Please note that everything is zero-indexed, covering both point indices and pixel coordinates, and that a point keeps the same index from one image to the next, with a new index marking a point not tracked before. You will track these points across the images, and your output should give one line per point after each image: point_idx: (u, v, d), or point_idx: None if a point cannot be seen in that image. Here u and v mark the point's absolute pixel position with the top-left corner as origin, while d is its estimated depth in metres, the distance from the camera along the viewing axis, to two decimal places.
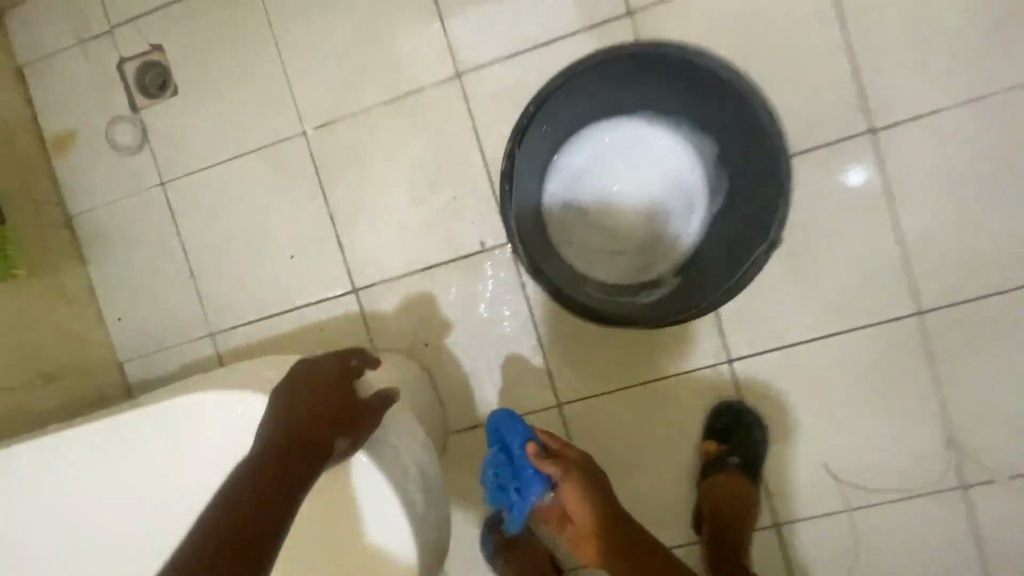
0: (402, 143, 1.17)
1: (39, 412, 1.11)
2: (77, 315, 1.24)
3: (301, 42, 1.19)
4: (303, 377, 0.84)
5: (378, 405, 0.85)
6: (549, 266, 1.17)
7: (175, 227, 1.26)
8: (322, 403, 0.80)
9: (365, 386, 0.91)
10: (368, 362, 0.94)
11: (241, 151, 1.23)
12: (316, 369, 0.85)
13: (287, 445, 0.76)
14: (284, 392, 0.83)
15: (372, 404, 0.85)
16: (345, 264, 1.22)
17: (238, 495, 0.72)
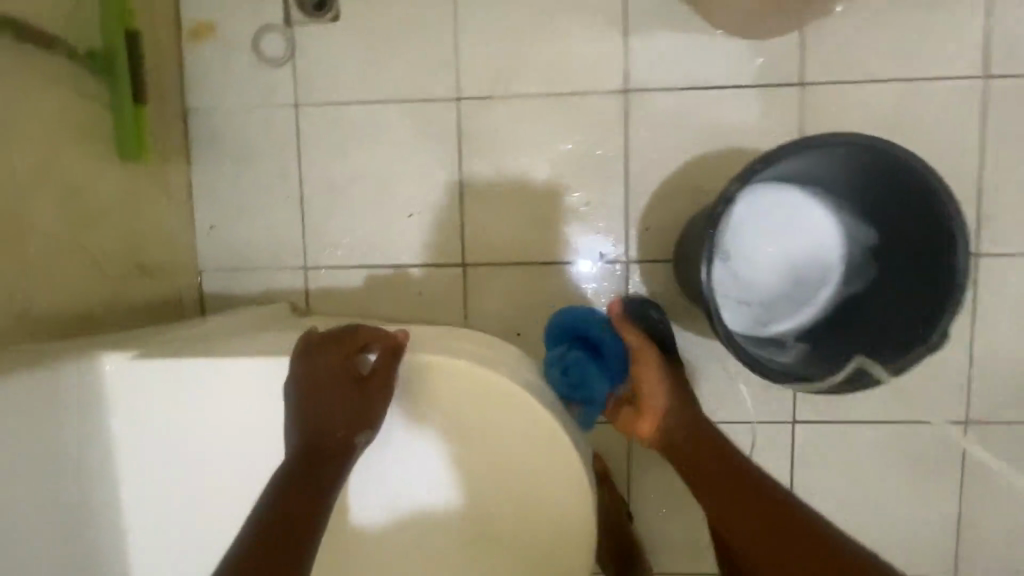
0: (552, 140, 1.20)
1: (133, 304, 1.06)
2: (175, 213, 1.19)
3: (481, 9, 1.18)
4: (303, 377, 0.77)
5: (383, 372, 0.78)
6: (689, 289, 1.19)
7: (298, 153, 1.23)
8: (340, 407, 0.76)
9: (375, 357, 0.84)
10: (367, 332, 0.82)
11: (390, 98, 1.21)
12: (317, 364, 0.78)
13: (311, 452, 0.75)
14: (291, 392, 0.77)
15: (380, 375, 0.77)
16: (462, 236, 1.24)
17: (272, 505, 0.72)
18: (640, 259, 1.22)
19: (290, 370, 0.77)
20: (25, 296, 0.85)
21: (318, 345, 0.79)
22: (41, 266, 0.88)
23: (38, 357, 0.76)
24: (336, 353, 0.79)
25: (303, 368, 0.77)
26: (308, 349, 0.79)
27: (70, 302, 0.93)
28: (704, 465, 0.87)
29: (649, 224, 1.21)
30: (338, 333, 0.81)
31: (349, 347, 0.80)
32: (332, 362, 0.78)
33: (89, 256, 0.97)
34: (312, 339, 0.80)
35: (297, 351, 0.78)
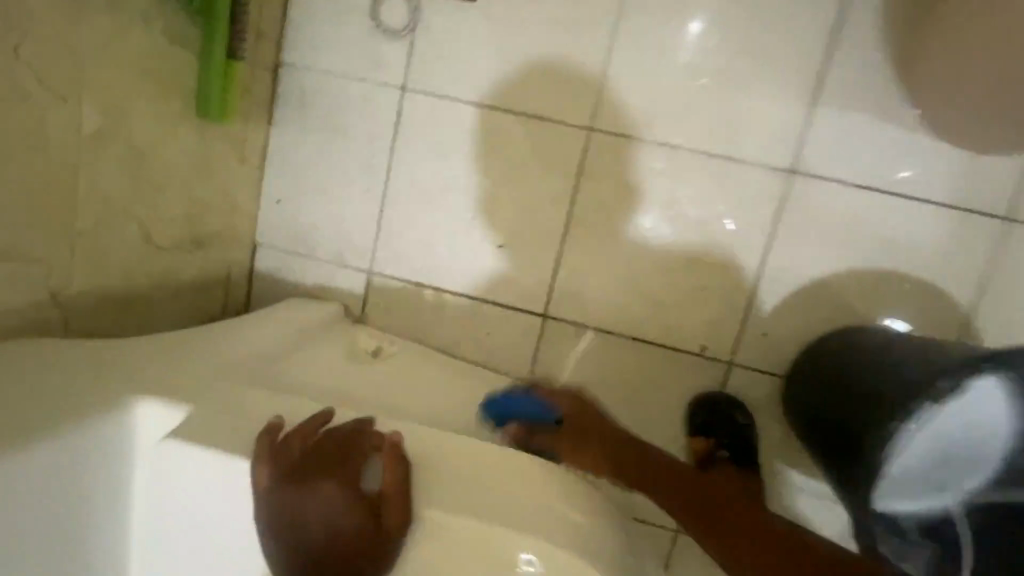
0: (682, 205, 1.02)
1: (179, 283, 0.94)
2: (243, 178, 1.06)
3: (643, 33, 0.99)
4: (287, 507, 0.59)
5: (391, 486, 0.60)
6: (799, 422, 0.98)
7: (392, 142, 1.08)
8: (346, 539, 0.58)
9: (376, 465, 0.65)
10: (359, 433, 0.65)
11: (511, 108, 1.05)
12: (304, 486, 0.60)
13: None
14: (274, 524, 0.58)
15: (396, 494, 0.60)
16: (551, 283, 1.08)
17: None
18: (747, 365, 1.05)
19: (263, 506, 0.59)
20: (66, 276, 0.73)
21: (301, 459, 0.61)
22: (90, 241, 0.76)
23: (64, 373, 0.64)
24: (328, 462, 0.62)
25: (292, 489, 0.59)
26: (285, 460, 0.61)
27: (111, 275, 0.80)
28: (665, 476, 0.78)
29: (769, 329, 1.03)
30: (319, 442, 0.63)
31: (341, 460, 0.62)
32: (327, 479, 0.60)
33: (144, 227, 0.84)
34: (289, 445, 0.62)
35: (273, 467, 0.60)
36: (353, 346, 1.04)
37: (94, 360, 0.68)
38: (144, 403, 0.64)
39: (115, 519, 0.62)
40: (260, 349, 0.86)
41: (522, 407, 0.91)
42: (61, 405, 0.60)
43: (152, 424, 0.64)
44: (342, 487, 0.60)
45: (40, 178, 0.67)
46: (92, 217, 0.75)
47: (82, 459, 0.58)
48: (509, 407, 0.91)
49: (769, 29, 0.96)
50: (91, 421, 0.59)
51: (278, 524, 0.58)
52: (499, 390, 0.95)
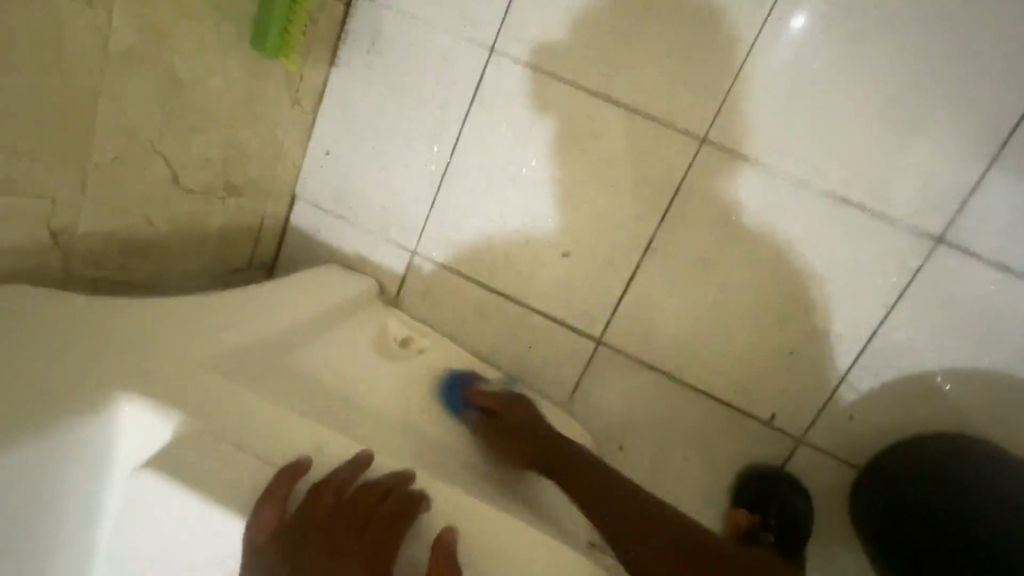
0: (790, 252, 0.86)
1: (203, 232, 0.83)
2: (293, 122, 0.93)
3: (798, 36, 0.81)
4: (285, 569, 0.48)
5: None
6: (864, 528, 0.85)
7: (465, 110, 0.93)
8: None
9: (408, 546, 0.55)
10: (403, 497, 0.57)
11: (614, 98, 0.88)
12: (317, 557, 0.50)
13: None
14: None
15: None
16: (613, 307, 0.94)
17: None
18: (818, 447, 0.91)
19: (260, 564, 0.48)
20: (72, 215, 0.62)
21: (330, 513, 0.53)
22: (106, 177, 0.64)
23: (49, 340, 0.54)
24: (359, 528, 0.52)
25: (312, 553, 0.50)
26: (312, 512, 0.52)
27: (130, 217, 0.70)
28: (548, 454, 0.78)
29: (856, 413, 0.89)
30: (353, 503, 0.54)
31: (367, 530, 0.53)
32: (356, 550, 0.51)
33: (171, 167, 0.73)
34: (320, 493, 0.54)
35: (288, 517, 0.51)
36: (381, 334, 0.93)
37: (88, 327, 0.58)
38: (126, 398, 0.53)
39: (78, 534, 0.52)
40: (280, 331, 0.76)
41: (453, 398, 0.89)
42: (34, 385, 0.50)
43: (133, 426, 0.54)
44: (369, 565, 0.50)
45: (57, 99, 0.55)
46: (112, 150, 0.64)
47: (42, 466, 0.48)
48: (455, 399, 0.89)
49: (956, 59, 0.77)
50: (55, 422, 0.48)
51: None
52: (462, 372, 0.93)
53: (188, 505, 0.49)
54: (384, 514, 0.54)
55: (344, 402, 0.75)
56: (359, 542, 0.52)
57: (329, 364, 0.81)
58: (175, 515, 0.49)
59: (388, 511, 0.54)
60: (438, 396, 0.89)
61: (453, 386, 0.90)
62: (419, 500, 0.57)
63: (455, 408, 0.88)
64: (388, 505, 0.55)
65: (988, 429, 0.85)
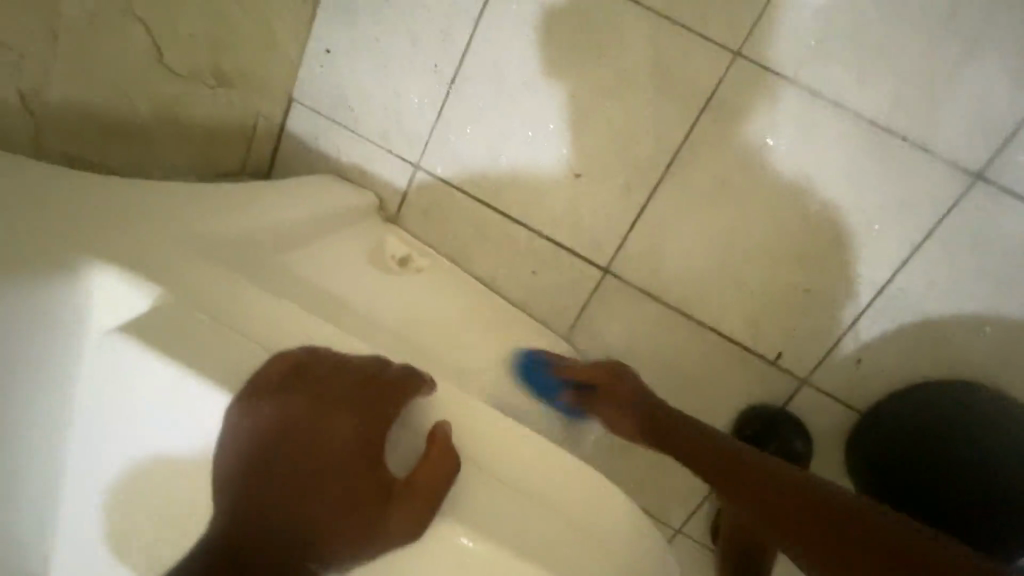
0: (817, 183, 0.81)
1: (190, 122, 0.77)
2: (290, 11, 0.85)
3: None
4: (278, 432, 0.45)
5: (426, 474, 0.46)
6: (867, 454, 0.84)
7: (480, 10, 0.85)
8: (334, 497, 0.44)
9: (404, 432, 0.51)
10: (409, 380, 0.52)
11: (643, 2, 0.81)
12: (312, 424, 0.46)
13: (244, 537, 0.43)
14: (248, 439, 0.45)
15: (423, 480, 0.46)
16: (624, 236, 0.90)
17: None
18: (821, 388, 0.89)
19: (245, 425, 0.45)
20: (42, 77, 0.56)
21: (324, 384, 0.49)
22: (80, 38, 0.58)
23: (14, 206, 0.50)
24: (352, 397, 0.48)
25: (301, 410, 0.46)
26: (308, 374, 0.49)
27: (107, 90, 0.64)
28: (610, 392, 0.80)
29: (864, 356, 0.86)
30: (354, 379, 0.50)
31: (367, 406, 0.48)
32: (346, 417, 0.47)
33: (153, 39, 0.66)
34: (320, 359, 0.51)
35: (284, 372, 0.48)
36: (379, 248, 0.89)
37: (57, 198, 0.53)
38: (97, 266, 0.49)
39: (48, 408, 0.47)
40: (271, 229, 0.71)
41: (541, 380, 0.84)
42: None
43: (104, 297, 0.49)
44: (357, 440, 0.46)
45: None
46: (86, 6, 0.57)
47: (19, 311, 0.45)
48: (538, 376, 0.85)
49: None
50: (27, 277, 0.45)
51: (254, 447, 0.45)
52: (540, 351, 0.88)
53: (163, 383, 0.45)
54: (384, 392, 0.50)
55: (339, 306, 0.71)
56: (348, 412, 0.47)
57: (326, 269, 0.77)
58: (151, 395, 0.46)
59: (387, 391, 0.50)
60: (516, 374, 0.84)
61: (532, 362, 0.86)
62: (422, 388, 0.53)
63: (546, 392, 0.83)
64: (384, 384, 0.50)
65: (1002, 380, 0.82)
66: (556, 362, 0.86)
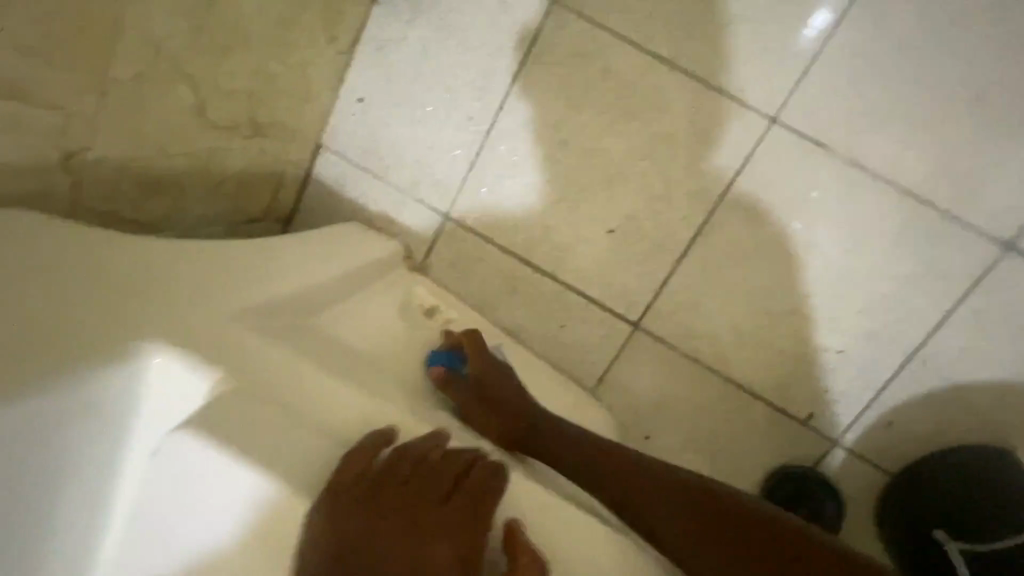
0: (851, 247, 0.82)
1: (223, 173, 0.75)
2: (326, 62, 0.85)
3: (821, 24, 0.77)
4: (370, 529, 0.45)
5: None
6: (890, 519, 0.84)
7: (518, 66, 0.86)
8: None
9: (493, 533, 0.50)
10: (488, 473, 0.51)
11: (682, 65, 0.82)
12: (407, 519, 0.46)
13: None
14: (336, 533, 0.43)
15: None
16: (655, 293, 0.89)
17: None
18: (854, 450, 0.88)
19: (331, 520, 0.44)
20: (86, 136, 0.54)
21: (409, 479, 0.48)
22: (126, 96, 0.56)
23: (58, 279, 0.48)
24: (445, 502, 0.48)
25: (397, 521, 0.46)
26: (398, 474, 0.48)
27: (149, 149, 0.62)
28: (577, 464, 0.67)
29: (896, 420, 0.86)
30: (438, 474, 0.49)
31: (457, 504, 0.48)
32: (443, 524, 0.46)
33: (198, 95, 0.65)
34: (405, 456, 0.50)
35: (371, 471, 0.48)
36: (406, 300, 0.87)
37: (102, 269, 0.51)
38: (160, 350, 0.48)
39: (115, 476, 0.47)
40: (305, 287, 0.69)
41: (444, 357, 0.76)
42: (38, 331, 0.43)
43: (160, 388, 0.49)
44: (455, 538, 0.46)
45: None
46: (138, 67, 0.56)
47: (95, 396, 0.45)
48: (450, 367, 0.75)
49: None
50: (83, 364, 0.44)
51: (346, 550, 0.43)
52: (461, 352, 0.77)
53: (223, 470, 0.44)
54: (466, 490, 0.49)
55: (375, 369, 0.69)
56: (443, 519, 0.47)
57: (353, 329, 0.75)
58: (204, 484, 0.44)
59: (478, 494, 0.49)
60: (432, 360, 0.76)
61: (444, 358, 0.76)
62: (501, 477, 0.51)
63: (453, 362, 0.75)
64: (470, 486, 0.49)
65: None
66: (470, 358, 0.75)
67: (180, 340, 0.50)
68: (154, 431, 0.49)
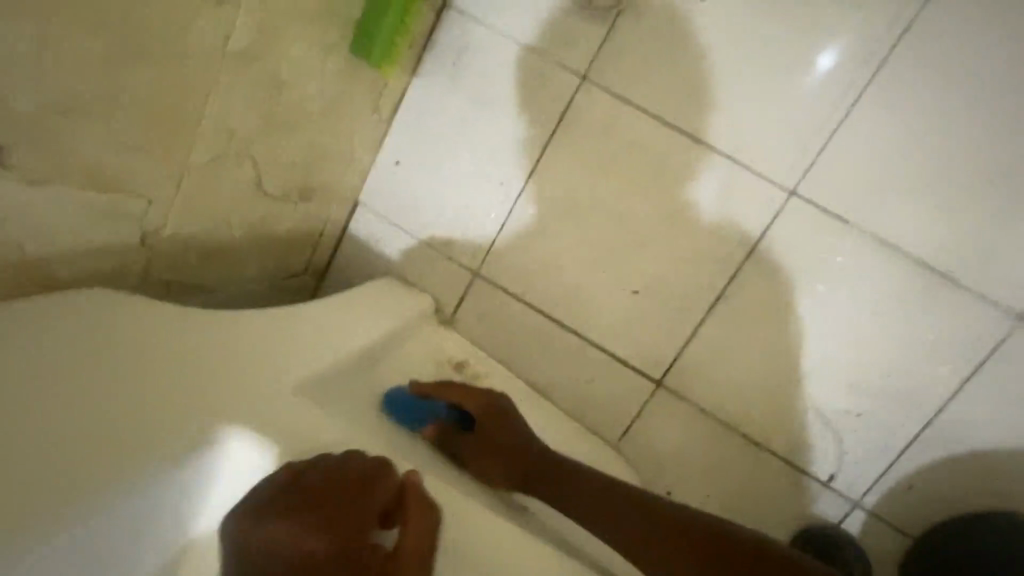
0: (868, 313, 0.84)
1: (273, 237, 0.81)
2: (368, 131, 0.91)
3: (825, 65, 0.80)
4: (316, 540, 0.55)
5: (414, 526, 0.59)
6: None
7: (549, 137, 0.91)
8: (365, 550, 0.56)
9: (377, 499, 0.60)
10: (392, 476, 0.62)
11: (706, 140, 0.86)
12: (345, 516, 0.57)
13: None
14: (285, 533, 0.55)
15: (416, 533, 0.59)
16: (677, 352, 0.92)
17: None
18: (874, 512, 0.89)
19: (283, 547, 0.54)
20: (161, 219, 0.62)
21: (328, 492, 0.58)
22: (198, 179, 0.64)
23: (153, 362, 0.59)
24: (353, 497, 0.58)
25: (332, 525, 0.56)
26: (342, 476, 0.59)
27: (213, 223, 0.69)
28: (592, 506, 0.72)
29: (916, 482, 0.87)
30: (332, 475, 0.59)
31: (366, 493, 0.59)
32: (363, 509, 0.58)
33: (257, 171, 0.71)
34: (314, 467, 0.59)
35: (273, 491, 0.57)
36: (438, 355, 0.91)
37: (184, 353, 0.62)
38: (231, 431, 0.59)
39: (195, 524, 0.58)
40: (330, 342, 0.76)
41: (406, 411, 0.79)
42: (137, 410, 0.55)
43: (233, 463, 0.59)
44: (358, 507, 0.58)
45: (151, 93, 0.54)
46: (209, 154, 0.63)
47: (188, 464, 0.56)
48: (406, 411, 0.79)
49: None
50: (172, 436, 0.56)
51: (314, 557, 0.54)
52: (408, 385, 0.81)
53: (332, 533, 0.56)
54: (354, 483, 0.59)
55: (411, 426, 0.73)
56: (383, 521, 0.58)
57: None
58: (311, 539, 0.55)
59: (419, 524, 0.60)
60: (385, 412, 0.79)
61: (395, 399, 0.80)
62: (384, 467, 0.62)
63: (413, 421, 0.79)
64: (356, 473, 0.60)
65: None
66: (420, 388, 0.81)
67: (236, 418, 0.60)
68: (224, 501, 0.59)
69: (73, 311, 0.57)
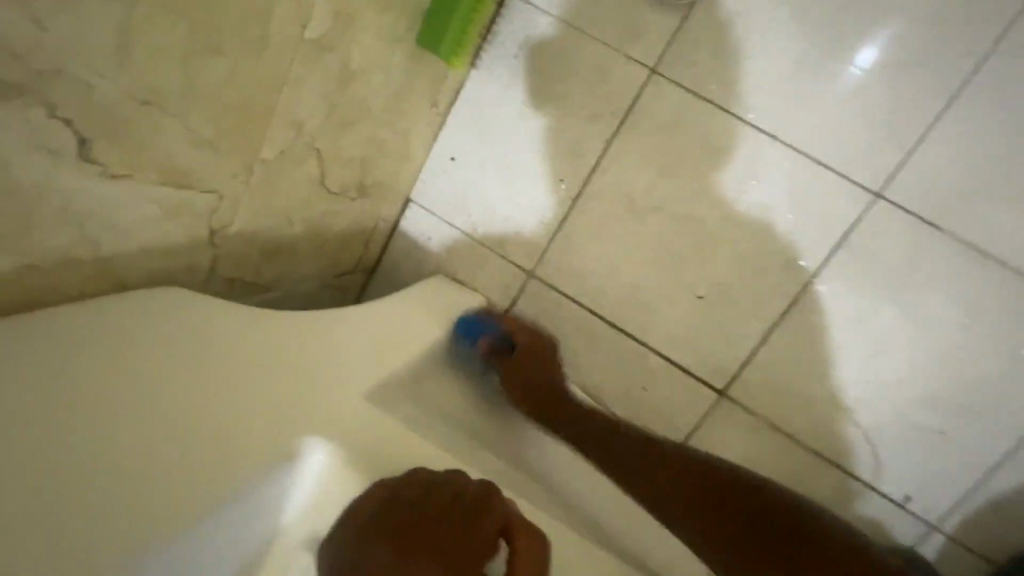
0: (959, 325, 0.77)
1: (330, 234, 0.78)
2: (425, 125, 0.88)
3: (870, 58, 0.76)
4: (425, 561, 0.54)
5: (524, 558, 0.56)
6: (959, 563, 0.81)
7: (614, 132, 0.87)
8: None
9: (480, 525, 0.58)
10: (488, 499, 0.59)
11: (783, 137, 0.81)
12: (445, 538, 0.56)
13: None
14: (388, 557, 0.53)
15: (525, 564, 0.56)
16: (744, 361, 0.87)
17: None
18: (954, 537, 0.83)
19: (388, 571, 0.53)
20: (230, 215, 0.61)
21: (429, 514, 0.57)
22: (267, 173, 0.62)
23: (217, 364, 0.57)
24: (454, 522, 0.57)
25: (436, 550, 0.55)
26: (434, 496, 0.58)
27: (276, 220, 0.67)
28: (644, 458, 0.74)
29: (1005, 508, 0.80)
30: (431, 496, 0.58)
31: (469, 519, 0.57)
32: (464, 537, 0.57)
33: (320, 165, 0.68)
34: (412, 484, 0.58)
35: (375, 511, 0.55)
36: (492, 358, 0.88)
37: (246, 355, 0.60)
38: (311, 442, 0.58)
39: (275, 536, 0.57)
40: (385, 336, 0.75)
41: (479, 329, 0.85)
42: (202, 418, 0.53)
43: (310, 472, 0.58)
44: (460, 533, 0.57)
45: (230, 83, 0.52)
46: (280, 146, 0.61)
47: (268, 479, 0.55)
48: (479, 331, 0.85)
49: None
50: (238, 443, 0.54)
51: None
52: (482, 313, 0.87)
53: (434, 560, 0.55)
54: (454, 507, 0.58)
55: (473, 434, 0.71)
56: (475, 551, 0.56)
57: None
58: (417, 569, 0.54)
59: (531, 541, 0.57)
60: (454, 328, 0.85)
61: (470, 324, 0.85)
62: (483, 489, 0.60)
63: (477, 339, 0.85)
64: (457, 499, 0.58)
65: None
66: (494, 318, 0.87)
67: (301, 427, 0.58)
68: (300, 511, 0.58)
69: (145, 309, 0.55)
